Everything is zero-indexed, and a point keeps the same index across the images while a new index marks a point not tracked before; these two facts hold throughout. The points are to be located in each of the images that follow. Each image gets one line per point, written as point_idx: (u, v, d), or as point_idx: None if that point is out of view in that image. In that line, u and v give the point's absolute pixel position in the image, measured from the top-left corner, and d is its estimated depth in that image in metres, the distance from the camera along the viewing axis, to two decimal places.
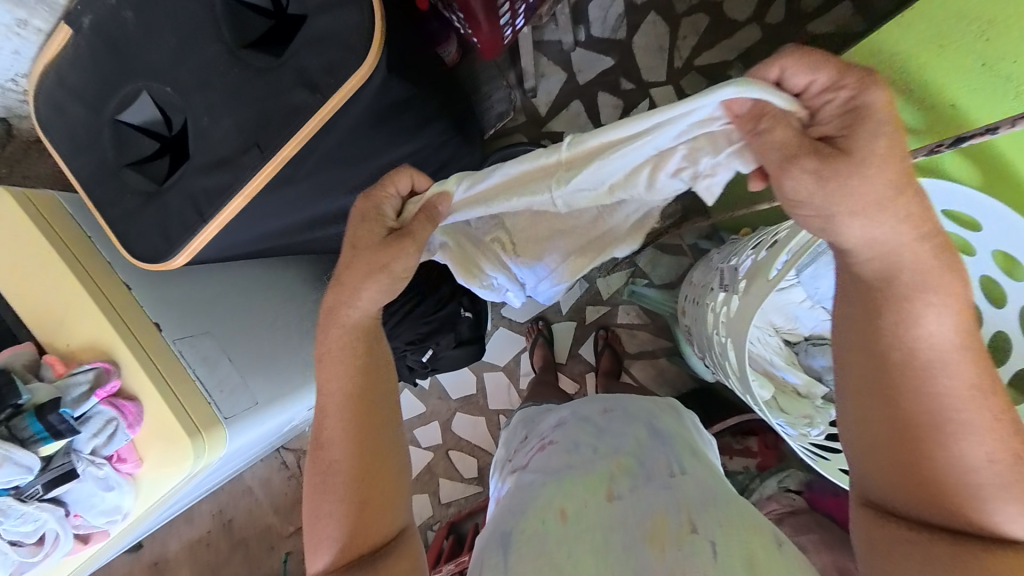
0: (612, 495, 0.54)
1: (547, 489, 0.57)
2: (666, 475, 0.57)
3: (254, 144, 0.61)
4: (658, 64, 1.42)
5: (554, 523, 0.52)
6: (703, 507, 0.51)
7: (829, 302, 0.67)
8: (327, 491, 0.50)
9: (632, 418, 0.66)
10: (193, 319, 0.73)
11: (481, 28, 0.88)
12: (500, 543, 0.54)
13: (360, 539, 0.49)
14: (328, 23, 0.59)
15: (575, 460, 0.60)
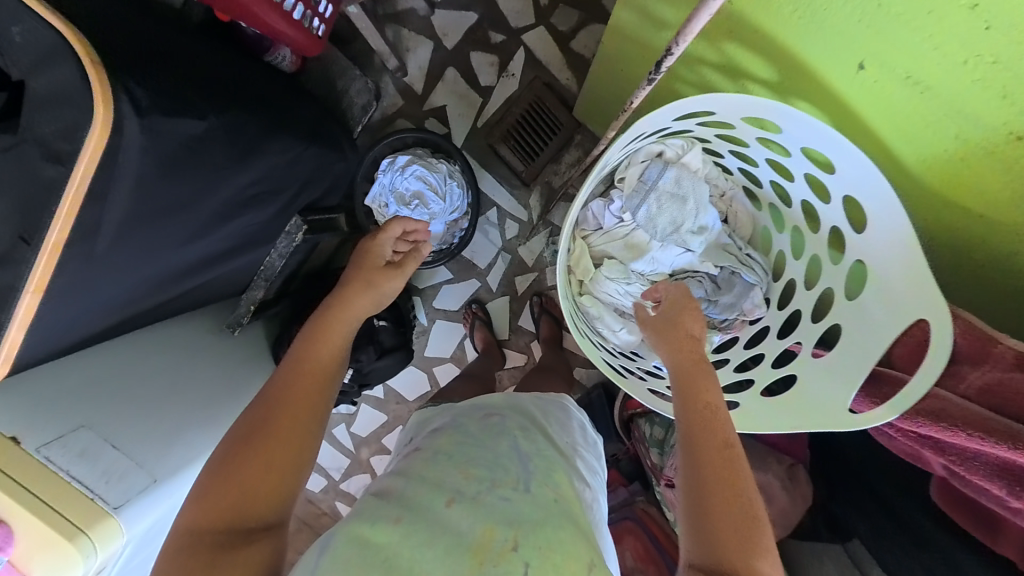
0: (450, 503, 0.52)
1: (390, 498, 0.54)
2: (513, 482, 0.55)
3: (20, 236, 0.55)
4: (525, 5, 1.31)
5: (381, 535, 0.49)
6: (534, 526, 0.50)
7: (670, 237, 0.78)
8: (230, 463, 0.57)
9: (497, 430, 0.63)
10: (57, 420, 0.71)
11: (278, 30, 0.80)
12: (320, 546, 0.51)
13: (229, 508, 0.55)
14: (49, 82, 0.52)
15: (432, 467, 0.57)
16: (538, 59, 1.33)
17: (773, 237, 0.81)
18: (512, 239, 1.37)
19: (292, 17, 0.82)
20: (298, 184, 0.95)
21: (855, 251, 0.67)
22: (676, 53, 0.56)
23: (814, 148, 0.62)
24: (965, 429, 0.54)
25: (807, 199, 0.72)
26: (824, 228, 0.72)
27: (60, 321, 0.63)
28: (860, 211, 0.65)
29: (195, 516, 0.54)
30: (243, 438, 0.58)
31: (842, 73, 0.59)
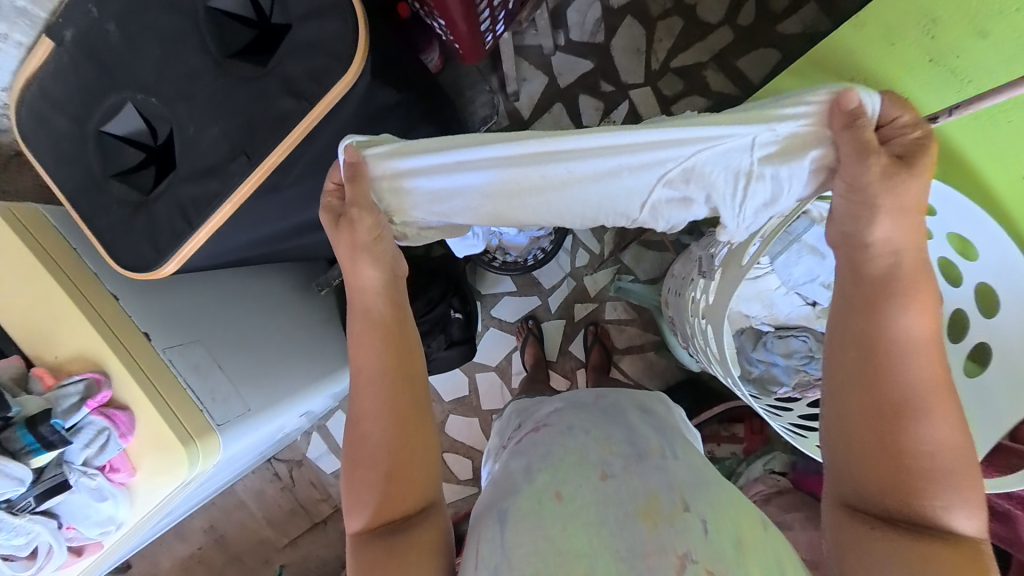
0: (605, 476, 0.57)
1: (543, 470, 0.59)
2: (660, 456, 0.60)
3: (241, 152, 0.61)
4: (637, 65, 1.46)
5: (551, 505, 0.55)
6: (697, 489, 0.55)
7: (802, 286, 0.69)
8: (372, 479, 0.53)
9: (616, 409, 0.70)
10: (181, 327, 0.74)
11: (462, 34, 0.89)
12: (496, 519, 0.57)
13: (399, 504, 0.53)
14: (312, 31, 0.60)
15: (574, 444, 0.62)
16: (639, 113, 1.45)
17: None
18: (580, 267, 1.43)
19: (476, 27, 0.90)
20: None
21: (980, 333, 0.61)
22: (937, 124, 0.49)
23: (959, 230, 0.59)
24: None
25: (930, 282, 0.66)
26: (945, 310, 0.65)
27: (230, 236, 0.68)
28: (994, 297, 0.59)
29: (362, 516, 0.53)
30: (370, 446, 0.54)
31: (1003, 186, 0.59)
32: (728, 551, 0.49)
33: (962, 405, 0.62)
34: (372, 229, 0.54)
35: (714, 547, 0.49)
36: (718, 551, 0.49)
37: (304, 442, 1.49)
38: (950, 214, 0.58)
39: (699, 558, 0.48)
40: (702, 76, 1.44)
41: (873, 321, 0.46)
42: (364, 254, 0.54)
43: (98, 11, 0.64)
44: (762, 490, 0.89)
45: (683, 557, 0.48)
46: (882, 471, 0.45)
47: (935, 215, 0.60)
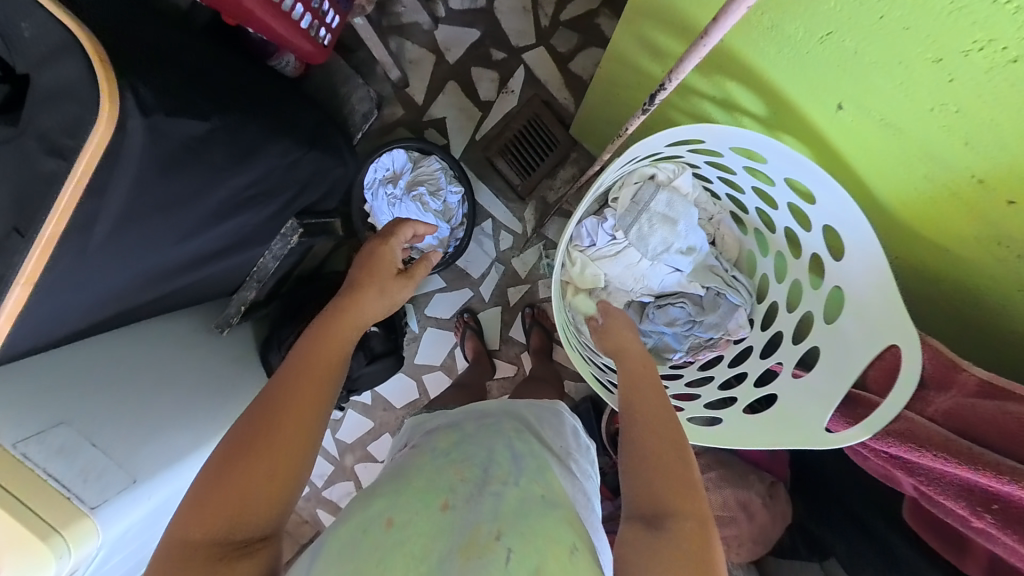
0: (445, 506, 0.53)
1: (386, 494, 0.56)
2: (502, 483, 0.56)
3: (15, 229, 0.55)
4: (527, 25, 1.35)
5: (376, 534, 0.51)
6: (519, 518, 0.52)
7: (663, 255, 0.76)
8: (229, 471, 0.51)
9: (494, 429, 0.66)
10: (36, 416, 0.70)
11: (284, 39, 0.80)
12: (316, 549, 0.54)
13: (236, 512, 0.50)
14: (52, 78, 0.52)
15: (430, 467, 0.59)
16: (538, 77, 1.36)
17: (757, 260, 0.78)
18: (506, 250, 1.40)
19: (299, 25, 0.81)
20: (296, 189, 0.94)
21: (835, 277, 0.63)
22: (669, 87, 0.58)
23: (798, 178, 0.60)
24: (930, 451, 0.53)
25: (790, 227, 0.69)
26: (806, 254, 0.68)
27: (50, 312, 0.63)
28: (839, 241, 0.62)
29: (194, 523, 0.49)
30: (240, 441, 0.53)
31: (820, 114, 0.58)
32: None
33: (824, 355, 0.64)
34: (391, 262, 0.74)
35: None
36: None
37: None
38: (778, 165, 0.60)
39: None
40: (596, 25, 1.34)
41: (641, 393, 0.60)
42: (370, 287, 0.70)
43: None
44: None
45: None
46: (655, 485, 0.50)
47: (768, 164, 0.61)
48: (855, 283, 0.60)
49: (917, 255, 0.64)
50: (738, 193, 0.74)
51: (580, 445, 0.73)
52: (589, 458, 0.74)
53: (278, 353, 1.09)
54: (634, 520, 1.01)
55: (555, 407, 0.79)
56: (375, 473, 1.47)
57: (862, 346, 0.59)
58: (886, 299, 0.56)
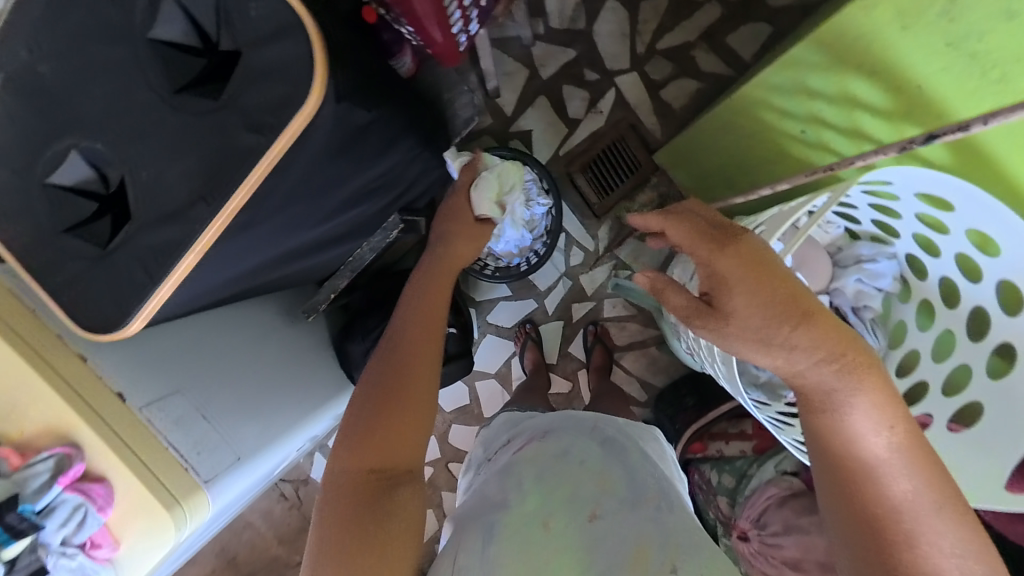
0: (594, 516, 0.54)
1: (534, 495, 0.57)
2: (654, 508, 0.56)
3: (199, 196, 0.55)
4: (623, 50, 1.38)
5: (540, 533, 0.53)
6: (691, 552, 0.52)
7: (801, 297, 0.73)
8: (371, 407, 0.58)
9: (617, 443, 0.65)
10: (158, 383, 0.70)
11: (436, 41, 0.83)
12: (483, 526, 0.55)
13: (389, 444, 0.56)
14: (268, 56, 0.53)
15: (569, 472, 0.59)
16: (628, 101, 1.39)
17: (893, 307, 0.72)
18: (576, 266, 1.41)
19: (450, 28, 0.83)
20: (406, 184, 0.95)
21: (1007, 332, 0.56)
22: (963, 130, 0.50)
23: (982, 228, 0.54)
24: None
25: (950, 276, 0.62)
26: (964, 305, 0.61)
27: (201, 282, 0.63)
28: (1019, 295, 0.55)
29: (350, 459, 0.55)
30: (386, 393, 0.59)
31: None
32: None
33: (984, 411, 0.58)
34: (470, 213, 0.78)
35: None
36: None
37: (308, 462, 1.48)
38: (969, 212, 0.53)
39: None
40: (690, 56, 1.37)
41: (810, 402, 0.50)
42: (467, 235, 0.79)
43: (30, 52, 0.57)
44: (775, 493, 0.85)
45: None
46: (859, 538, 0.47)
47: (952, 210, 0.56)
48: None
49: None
50: (889, 237, 0.68)
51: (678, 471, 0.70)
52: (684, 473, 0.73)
53: (361, 342, 1.07)
54: None
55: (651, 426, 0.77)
56: None
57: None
58: None
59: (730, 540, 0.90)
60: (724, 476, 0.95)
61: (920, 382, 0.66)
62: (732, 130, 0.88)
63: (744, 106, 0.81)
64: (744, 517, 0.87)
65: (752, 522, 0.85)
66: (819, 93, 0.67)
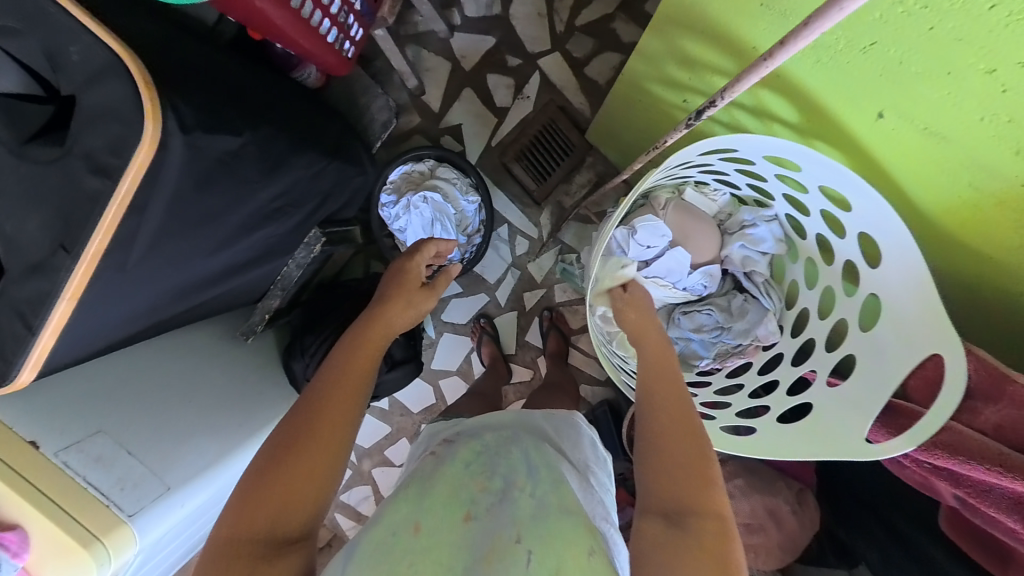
0: (467, 518, 0.56)
1: (409, 502, 0.59)
2: (522, 490, 0.59)
3: (59, 245, 0.56)
4: (542, 31, 1.36)
5: (405, 539, 0.54)
6: (537, 522, 0.55)
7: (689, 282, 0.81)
8: (268, 459, 0.53)
9: (507, 436, 0.67)
10: (76, 425, 0.72)
11: (315, 54, 0.82)
12: (346, 553, 0.57)
13: (270, 504, 0.51)
14: (100, 98, 0.54)
15: (451, 479, 0.61)
16: (553, 83, 1.37)
17: (786, 267, 0.81)
18: (522, 255, 1.41)
19: (325, 40, 0.82)
20: (320, 198, 0.95)
21: (868, 283, 0.66)
22: (719, 104, 0.58)
23: (831, 184, 0.62)
24: (979, 463, 0.52)
25: (823, 234, 0.72)
26: (839, 261, 0.71)
27: (90, 326, 0.64)
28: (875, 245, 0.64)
29: (234, 519, 0.50)
30: (293, 436, 0.55)
31: (858, 124, 0.58)
32: None
33: (859, 361, 0.67)
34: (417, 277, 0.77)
35: None
36: None
37: None
38: (816, 172, 0.61)
39: None
40: (611, 29, 1.34)
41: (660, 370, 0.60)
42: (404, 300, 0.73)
43: None
44: None
45: None
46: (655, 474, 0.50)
47: (801, 172, 0.64)
48: (894, 292, 0.62)
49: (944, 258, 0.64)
50: (768, 202, 0.77)
51: (598, 457, 0.74)
52: (607, 464, 0.76)
53: (301, 361, 1.07)
54: None
55: (572, 416, 0.79)
56: (392, 478, 1.49)
57: (902, 358, 0.61)
58: (929, 309, 0.58)
59: None
60: None
61: (810, 337, 0.75)
62: (631, 103, 0.86)
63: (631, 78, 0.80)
64: None
65: None
66: (683, 57, 0.67)
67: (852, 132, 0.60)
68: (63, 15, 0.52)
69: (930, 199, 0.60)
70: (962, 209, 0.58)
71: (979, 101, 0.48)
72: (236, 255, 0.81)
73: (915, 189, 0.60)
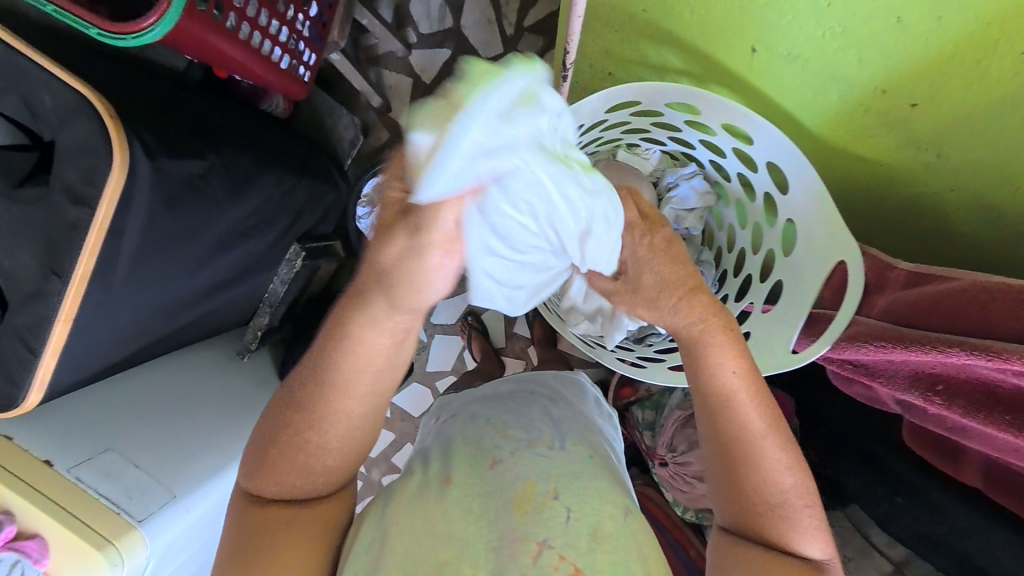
0: (494, 463, 0.59)
1: (440, 458, 0.63)
2: (547, 446, 0.62)
3: (51, 272, 0.63)
4: (493, 36, 1.43)
5: (435, 489, 0.58)
6: (571, 477, 0.58)
7: None
8: (264, 443, 0.56)
9: (529, 400, 0.73)
10: (87, 444, 0.78)
11: (269, 81, 0.89)
12: (381, 501, 0.61)
13: (270, 484, 0.56)
14: (72, 136, 0.60)
15: (471, 433, 0.65)
16: None
17: (721, 213, 0.85)
18: None
19: (279, 67, 0.89)
20: (294, 215, 1.01)
21: (784, 208, 0.71)
22: (573, 52, 0.67)
23: (734, 123, 0.68)
24: (874, 343, 0.59)
25: (741, 172, 0.76)
26: (759, 196, 0.76)
27: (88, 346, 0.70)
28: (782, 173, 0.69)
29: (250, 485, 0.57)
30: (273, 431, 0.55)
31: (737, 61, 0.66)
32: (584, 539, 0.53)
33: (786, 284, 0.72)
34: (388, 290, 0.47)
35: (572, 534, 0.53)
36: (575, 538, 0.53)
37: None
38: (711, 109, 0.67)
39: (555, 543, 0.52)
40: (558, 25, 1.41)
41: (694, 352, 0.55)
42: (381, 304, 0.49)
43: None
44: (679, 416, 0.88)
45: (541, 542, 0.52)
46: (717, 466, 0.55)
47: (704, 116, 0.69)
48: (803, 215, 0.68)
49: (845, 172, 0.70)
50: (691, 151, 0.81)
51: (603, 412, 0.83)
52: (611, 420, 0.84)
53: None
54: (646, 489, 1.01)
55: (575, 377, 0.88)
56: None
57: (818, 267, 0.67)
58: (830, 221, 0.65)
59: (654, 468, 0.94)
60: (646, 411, 1.00)
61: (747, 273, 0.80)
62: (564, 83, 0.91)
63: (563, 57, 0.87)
64: (660, 445, 0.90)
65: (665, 448, 0.88)
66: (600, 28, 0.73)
67: (738, 73, 0.68)
68: (37, 70, 0.59)
69: (813, 120, 0.67)
70: (844, 118, 0.64)
71: (811, 14, 0.56)
72: (218, 272, 0.87)
73: (801, 108, 0.67)
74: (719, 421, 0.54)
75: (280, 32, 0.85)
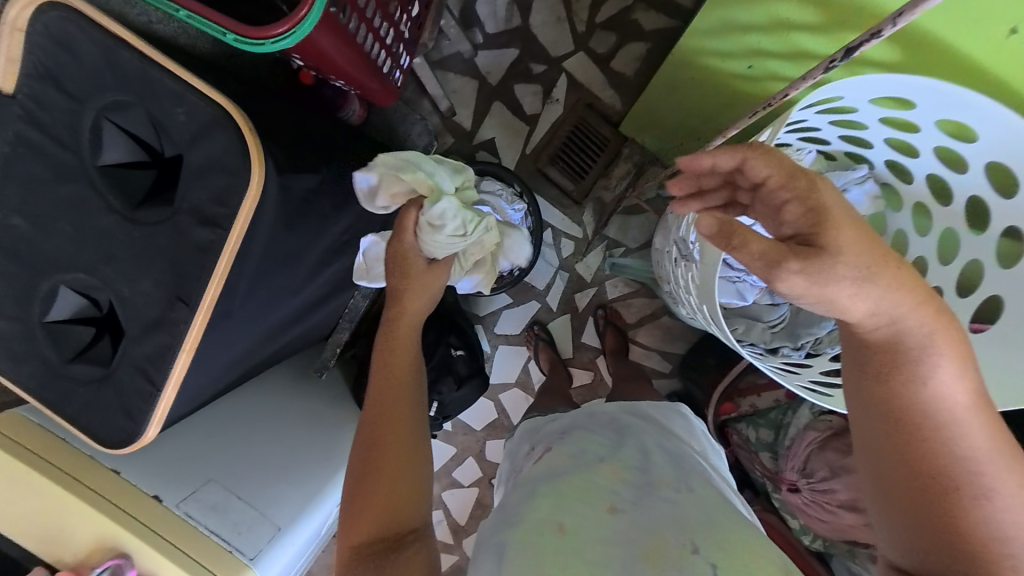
0: (614, 510, 0.54)
1: (546, 500, 0.56)
2: (670, 488, 0.56)
3: (176, 298, 0.58)
4: (563, 35, 1.37)
5: (553, 538, 0.52)
6: (706, 526, 0.52)
7: None
8: (365, 472, 0.59)
9: (630, 431, 0.66)
10: (191, 474, 0.74)
11: (369, 85, 0.83)
12: (494, 552, 0.54)
13: (375, 517, 0.57)
14: (205, 153, 0.56)
15: (584, 473, 0.59)
16: (580, 83, 1.37)
17: (887, 218, 0.72)
18: (569, 257, 1.40)
19: (380, 71, 0.84)
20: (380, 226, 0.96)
21: (1003, 215, 0.57)
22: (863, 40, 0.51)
23: (954, 119, 0.54)
24: None
25: (936, 172, 0.63)
26: (959, 199, 0.62)
27: (204, 374, 0.66)
28: (1010, 176, 0.55)
29: (353, 532, 0.57)
30: (366, 460, 0.60)
31: (980, 41, 0.50)
32: None
33: (1007, 305, 0.59)
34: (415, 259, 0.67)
35: None
36: None
37: None
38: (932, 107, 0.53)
39: None
40: (632, 21, 1.35)
41: (894, 358, 0.45)
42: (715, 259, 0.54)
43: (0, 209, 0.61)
44: (816, 437, 0.85)
45: None
46: (904, 503, 0.45)
47: (916, 108, 0.55)
48: None
49: None
50: (863, 148, 0.68)
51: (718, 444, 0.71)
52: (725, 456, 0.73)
53: None
54: (765, 515, 0.95)
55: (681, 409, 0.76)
56: (463, 498, 1.47)
57: None
58: None
59: (779, 492, 0.92)
60: (762, 430, 0.95)
61: (934, 288, 0.66)
62: (681, 84, 0.87)
63: (689, 58, 0.81)
64: (790, 469, 0.88)
65: (799, 473, 0.86)
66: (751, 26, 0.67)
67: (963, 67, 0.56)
68: (168, 80, 0.54)
69: None
70: None
71: None
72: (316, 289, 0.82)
73: None
74: (922, 441, 0.44)
75: (387, 33, 0.80)
